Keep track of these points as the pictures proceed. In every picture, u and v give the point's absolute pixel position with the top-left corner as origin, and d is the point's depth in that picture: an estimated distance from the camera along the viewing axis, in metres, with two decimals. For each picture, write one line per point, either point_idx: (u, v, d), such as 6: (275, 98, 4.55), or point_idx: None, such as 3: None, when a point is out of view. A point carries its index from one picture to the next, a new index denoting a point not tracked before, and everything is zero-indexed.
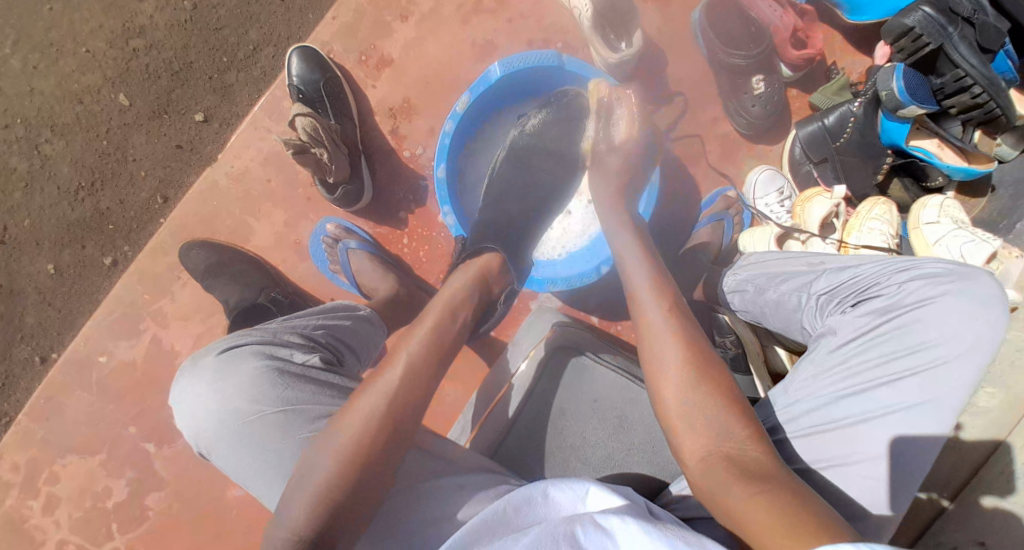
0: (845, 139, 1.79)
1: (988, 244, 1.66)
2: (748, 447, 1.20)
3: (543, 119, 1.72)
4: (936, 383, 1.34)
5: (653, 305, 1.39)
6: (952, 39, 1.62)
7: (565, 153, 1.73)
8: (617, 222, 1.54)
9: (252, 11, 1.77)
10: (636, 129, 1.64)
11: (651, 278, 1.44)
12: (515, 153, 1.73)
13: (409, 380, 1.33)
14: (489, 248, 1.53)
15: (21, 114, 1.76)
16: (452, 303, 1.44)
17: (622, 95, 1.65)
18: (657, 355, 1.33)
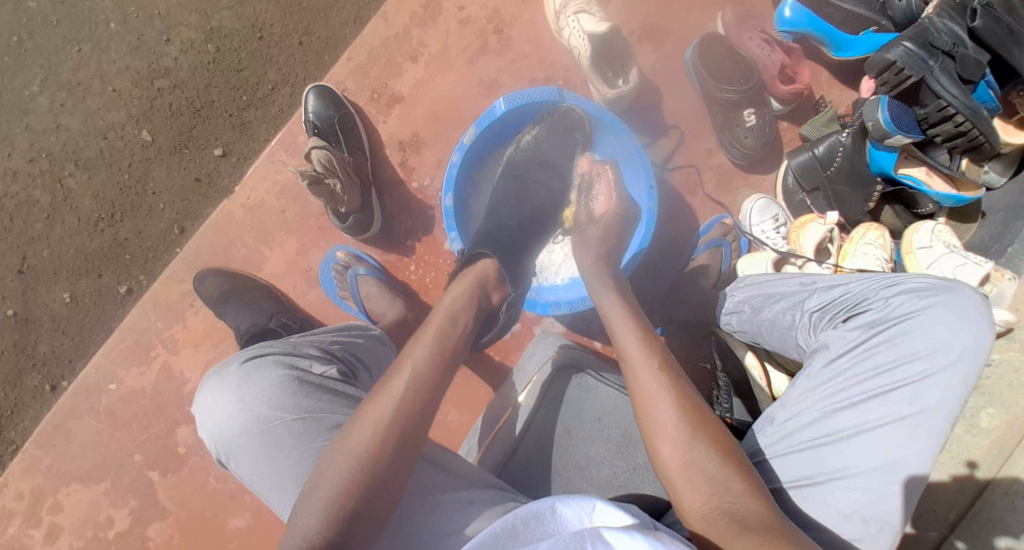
0: (836, 167, 1.87)
1: (980, 265, 1.72)
2: (748, 500, 1.19)
3: (540, 141, 1.80)
4: (928, 393, 1.36)
5: (638, 350, 1.38)
6: (933, 72, 1.68)
7: (558, 165, 1.81)
8: (601, 282, 1.55)
9: (272, 54, 1.87)
10: (612, 204, 1.69)
11: (634, 321, 1.43)
12: (513, 167, 1.80)
13: (415, 390, 1.34)
14: (487, 254, 1.58)
15: (47, 149, 1.85)
16: (457, 312, 1.48)
17: (601, 171, 1.73)
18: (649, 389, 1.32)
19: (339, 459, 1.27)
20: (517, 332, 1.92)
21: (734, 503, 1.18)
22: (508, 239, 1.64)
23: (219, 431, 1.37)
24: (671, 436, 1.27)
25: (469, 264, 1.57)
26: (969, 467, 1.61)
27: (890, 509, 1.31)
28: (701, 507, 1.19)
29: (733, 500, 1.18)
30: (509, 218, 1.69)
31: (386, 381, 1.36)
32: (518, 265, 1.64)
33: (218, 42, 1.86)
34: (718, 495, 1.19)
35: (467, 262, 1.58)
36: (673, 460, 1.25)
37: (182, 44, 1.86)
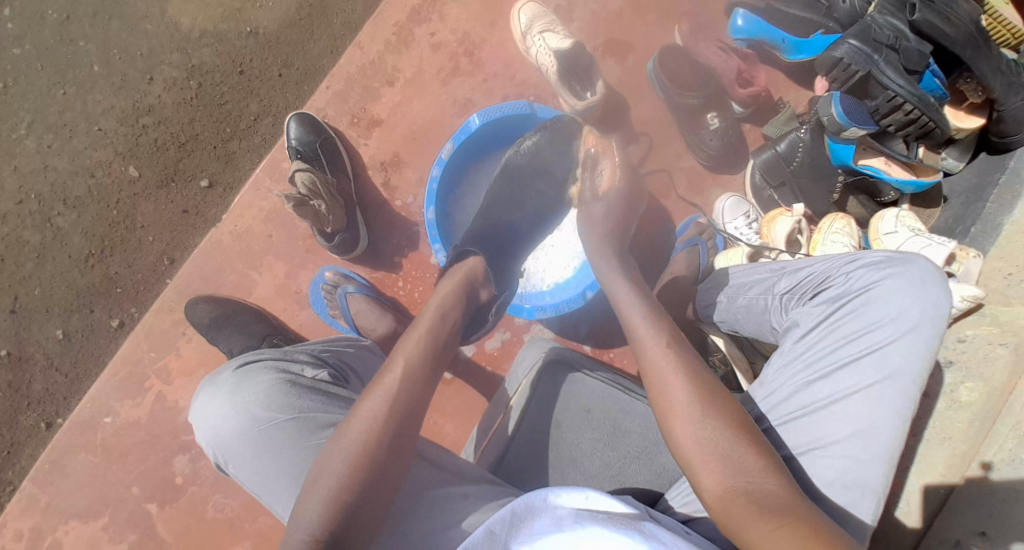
0: (798, 162, 1.97)
1: (941, 245, 1.78)
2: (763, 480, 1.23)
3: (537, 140, 1.84)
4: (892, 359, 1.44)
5: (653, 344, 1.40)
6: (879, 65, 1.77)
7: (553, 170, 1.83)
8: (609, 267, 1.59)
9: (253, 86, 1.94)
10: (616, 182, 1.70)
11: (647, 317, 1.46)
12: (509, 172, 1.82)
13: (407, 387, 1.37)
14: (472, 252, 1.60)
15: (35, 189, 1.88)
16: (443, 307, 1.51)
17: (605, 150, 1.74)
18: (664, 390, 1.34)
19: (333, 459, 1.30)
20: (506, 340, 1.95)
21: (752, 483, 1.22)
22: (499, 240, 1.67)
23: (218, 436, 1.39)
24: (686, 414, 1.30)
25: (457, 260, 1.61)
26: (985, 468, 1.60)
27: (869, 473, 1.39)
28: (717, 488, 1.23)
29: (749, 480, 1.22)
30: (502, 218, 1.72)
31: (381, 375, 1.39)
32: (506, 265, 1.65)
33: (200, 78, 1.93)
34: (736, 475, 1.23)
35: (455, 261, 1.61)
36: (687, 436, 1.28)
37: (165, 82, 1.92)
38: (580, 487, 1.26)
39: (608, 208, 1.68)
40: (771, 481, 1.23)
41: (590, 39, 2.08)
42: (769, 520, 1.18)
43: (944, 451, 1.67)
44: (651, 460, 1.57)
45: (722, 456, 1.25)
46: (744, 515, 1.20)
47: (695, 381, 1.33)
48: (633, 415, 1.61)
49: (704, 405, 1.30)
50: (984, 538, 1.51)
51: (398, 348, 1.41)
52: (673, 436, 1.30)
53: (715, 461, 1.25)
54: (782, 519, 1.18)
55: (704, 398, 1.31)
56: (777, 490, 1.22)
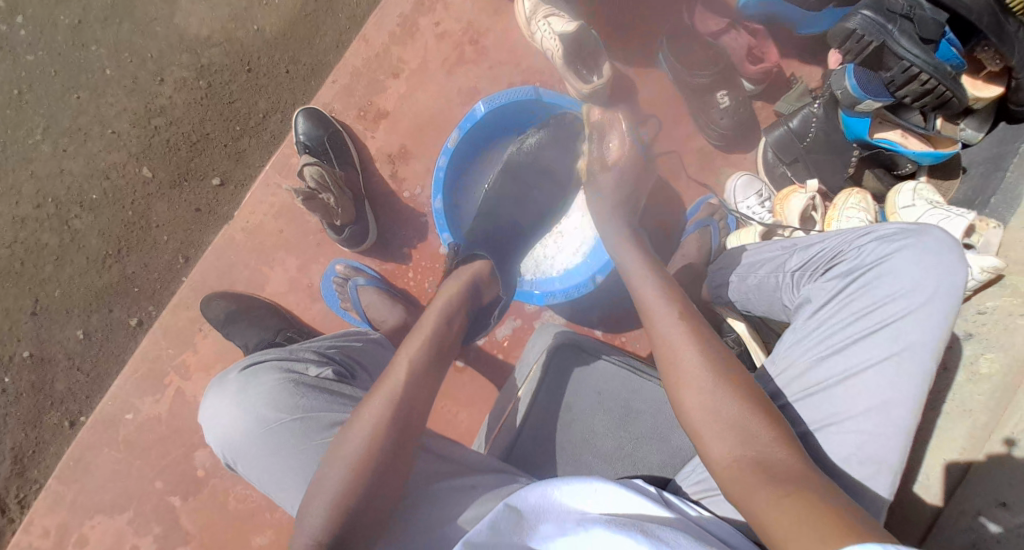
0: (812, 137, 1.93)
1: (961, 217, 1.73)
2: (776, 449, 1.20)
3: (541, 137, 1.83)
4: (908, 332, 1.40)
5: (662, 314, 1.39)
6: (893, 35, 1.71)
7: (553, 168, 1.86)
8: (619, 236, 1.59)
9: (261, 84, 1.96)
10: (626, 153, 1.71)
11: (656, 287, 1.45)
12: (511, 170, 1.85)
13: (413, 384, 1.38)
14: (478, 257, 1.64)
15: (52, 194, 1.93)
16: (450, 302, 1.53)
17: (611, 121, 1.74)
18: (674, 355, 1.33)
19: (337, 458, 1.31)
20: (517, 328, 1.95)
21: (762, 453, 1.19)
22: (500, 242, 1.75)
23: (224, 437, 1.40)
24: (694, 383, 1.28)
25: (465, 265, 1.63)
26: (1007, 445, 1.53)
27: (886, 449, 1.36)
28: (723, 457, 1.21)
29: (760, 449, 1.20)
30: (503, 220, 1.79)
31: (386, 374, 1.40)
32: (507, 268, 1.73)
33: (209, 78, 1.95)
34: (744, 445, 1.21)
35: (461, 264, 1.64)
36: (695, 405, 1.27)
37: (175, 83, 1.95)
38: (584, 481, 1.26)
39: (621, 175, 1.68)
40: (778, 449, 1.20)
41: (595, 21, 2.06)
42: (782, 490, 1.13)
43: (965, 426, 1.62)
44: (664, 443, 1.54)
45: (733, 423, 1.23)
46: (750, 485, 1.16)
47: (703, 350, 1.32)
48: (645, 398, 1.58)
49: (716, 377, 1.28)
50: (1004, 508, 1.48)
51: (402, 351, 1.41)
52: (683, 407, 1.28)
53: (725, 431, 1.23)
54: (791, 486, 1.13)
55: (713, 366, 1.29)
56: (787, 459, 1.18)
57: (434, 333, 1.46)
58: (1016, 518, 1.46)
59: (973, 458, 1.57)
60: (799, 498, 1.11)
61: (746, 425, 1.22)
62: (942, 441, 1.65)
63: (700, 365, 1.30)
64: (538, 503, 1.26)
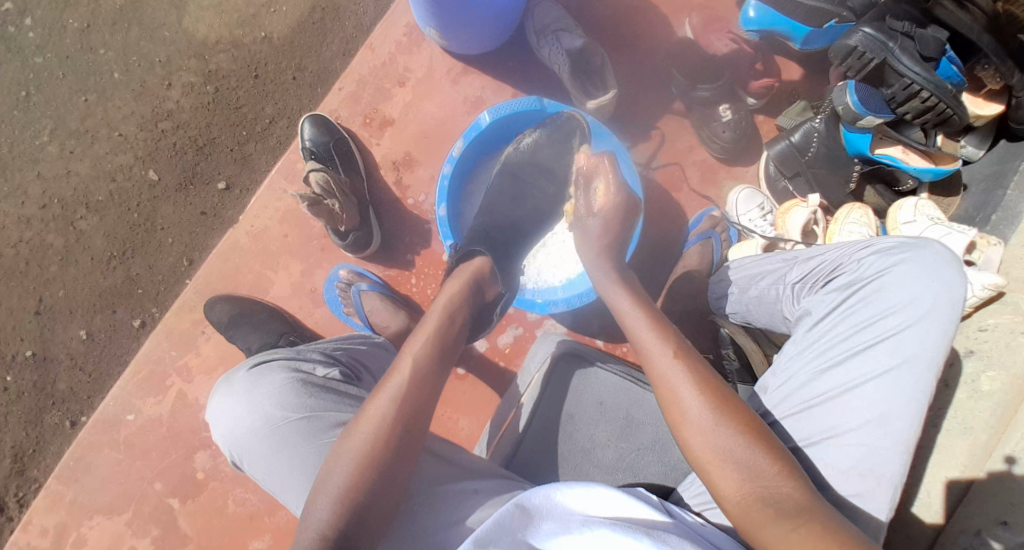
0: (813, 152, 1.94)
1: (962, 234, 1.75)
2: (781, 483, 1.21)
3: (536, 138, 1.83)
4: (908, 345, 1.41)
5: (659, 356, 1.34)
6: (895, 53, 1.72)
7: (549, 165, 1.84)
8: (605, 277, 1.51)
9: (268, 90, 1.98)
10: (615, 197, 1.58)
11: (648, 324, 1.39)
12: (509, 169, 1.83)
13: (416, 385, 1.38)
14: (477, 252, 1.61)
15: (59, 195, 1.94)
16: (448, 310, 1.50)
17: (600, 165, 1.61)
18: (675, 398, 1.30)
19: (343, 455, 1.31)
20: (519, 336, 1.95)
21: (767, 488, 1.20)
22: (505, 240, 1.67)
23: (232, 436, 1.41)
24: (698, 428, 1.26)
25: (463, 263, 1.60)
26: (1008, 463, 1.55)
27: (886, 461, 1.37)
28: (734, 494, 1.21)
29: (766, 485, 1.21)
30: (503, 218, 1.73)
31: (391, 370, 1.40)
32: (512, 263, 1.66)
33: (217, 83, 1.97)
34: (751, 479, 1.22)
35: (461, 261, 1.61)
36: (700, 447, 1.25)
37: (182, 87, 1.97)
38: (588, 485, 1.28)
39: (608, 224, 1.57)
40: (784, 484, 1.21)
41: (599, 34, 2.08)
42: (788, 524, 1.17)
43: (964, 441, 1.63)
44: (666, 453, 1.55)
45: (739, 459, 1.23)
46: (760, 520, 1.18)
47: (705, 389, 1.29)
48: (647, 408, 1.59)
49: (720, 416, 1.26)
50: (1004, 527, 1.49)
51: (405, 347, 1.40)
52: (689, 449, 1.26)
53: (731, 466, 1.23)
54: (803, 520, 1.16)
55: (717, 407, 1.27)
56: (794, 493, 1.20)
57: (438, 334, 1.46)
58: (1016, 537, 1.46)
59: (976, 476, 1.59)
60: (806, 530, 1.15)
61: (751, 457, 1.23)
62: (941, 457, 1.65)
63: (714, 407, 1.27)
64: (541, 505, 1.27)
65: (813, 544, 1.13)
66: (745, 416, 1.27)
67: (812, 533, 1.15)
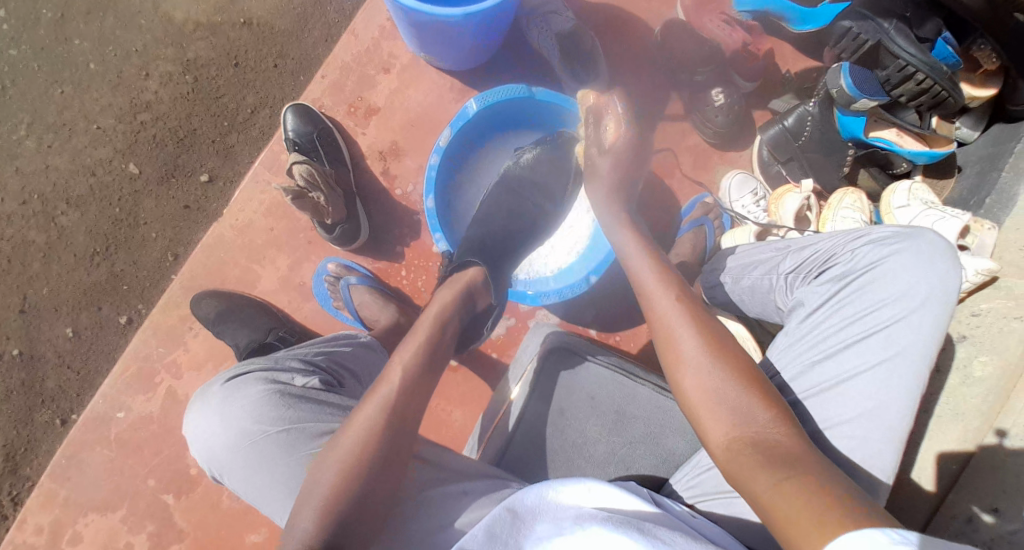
0: (807, 136, 1.91)
1: (956, 219, 1.73)
2: (772, 430, 1.18)
3: (537, 153, 1.84)
4: (901, 337, 1.40)
5: (662, 296, 1.37)
6: (890, 34, 1.69)
7: (551, 185, 1.86)
8: (613, 218, 1.55)
9: (249, 78, 1.92)
10: (623, 133, 1.65)
11: (648, 259, 1.45)
12: (506, 183, 1.84)
13: (405, 395, 1.39)
14: (473, 263, 1.62)
15: (38, 190, 1.90)
16: (442, 309, 1.53)
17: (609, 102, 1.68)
18: (674, 335, 1.31)
19: (328, 463, 1.32)
20: (511, 327, 1.95)
21: (758, 433, 1.17)
22: (499, 250, 1.71)
23: (211, 451, 1.43)
24: (694, 366, 1.26)
25: (457, 273, 1.61)
26: (998, 436, 1.56)
27: (878, 453, 1.37)
28: (724, 439, 1.19)
29: (758, 429, 1.18)
30: (497, 229, 1.75)
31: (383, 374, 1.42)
32: (502, 273, 1.69)
33: (196, 73, 1.91)
34: (743, 424, 1.19)
35: (455, 271, 1.62)
36: (695, 387, 1.25)
37: (160, 77, 1.91)
38: (579, 480, 1.29)
39: (618, 161, 1.63)
40: (774, 428, 1.18)
41: (589, 15, 2.03)
42: (779, 474, 1.11)
43: (955, 429, 1.64)
44: (657, 445, 1.55)
45: (730, 403, 1.21)
46: (751, 465, 1.14)
47: (703, 325, 1.31)
48: (640, 402, 1.59)
49: (716, 358, 1.26)
50: (996, 515, 1.48)
51: (396, 354, 1.43)
52: (684, 390, 1.26)
53: (723, 410, 1.21)
54: (794, 470, 1.11)
55: (715, 351, 1.27)
56: (785, 441, 1.16)
57: (428, 336, 1.48)
58: (1009, 526, 1.46)
59: (966, 449, 1.60)
60: (797, 478, 1.09)
61: (742, 402, 1.21)
62: (931, 445, 1.67)
63: (715, 344, 1.28)
64: (535, 505, 1.30)
65: (801, 491, 1.07)
66: (739, 363, 1.25)
67: (804, 478, 1.09)
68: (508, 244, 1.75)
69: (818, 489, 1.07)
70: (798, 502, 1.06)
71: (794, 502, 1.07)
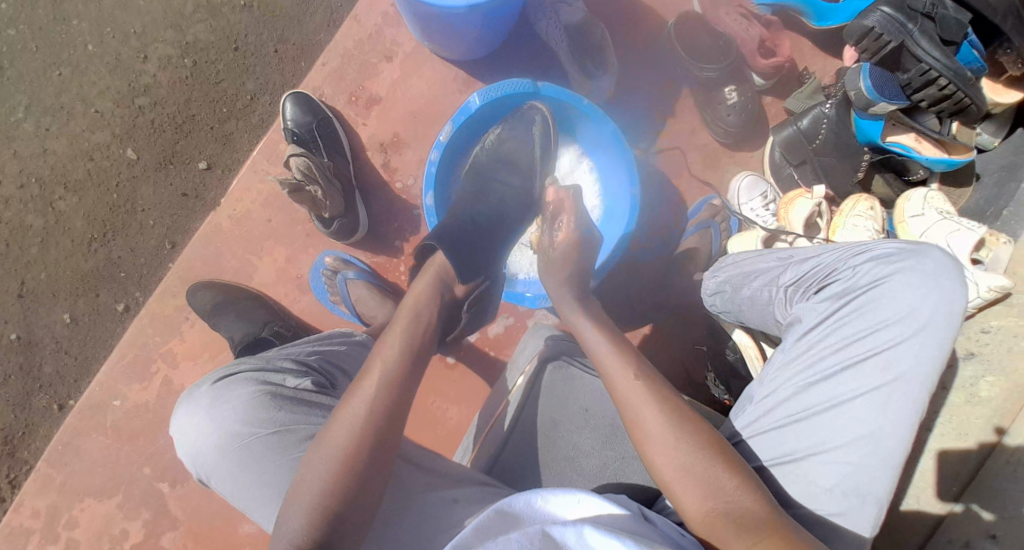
0: (821, 140, 1.84)
1: (969, 232, 1.66)
2: (742, 497, 1.20)
3: (501, 135, 1.75)
4: (902, 360, 1.33)
5: (616, 370, 1.36)
6: (913, 35, 1.63)
7: (519, 161, 1.73)
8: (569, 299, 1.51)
9: (248, 63, 1.89)
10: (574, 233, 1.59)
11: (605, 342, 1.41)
12: (477, 171, 1.73)
13: (387, 393, 1.35)
14: (431, 246, 1.53)
15: (36, 173, 1.88)
16: (418, 303, 1.47)
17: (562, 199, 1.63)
18: (638, 414, 1.30)
19: (324, 449, 1.30)
20: (509, 325, 1.93)
21: (729, 502, 1.20)
22: (474, 237, 1.56)
23: (199, 453, 1.42)
24: (661, 443, 1.26)
25: (427, 253, 1.55)
26: (998, 434, 1.55)
27: (871, 480, 1.30)
28: (698, 512, 1.21)
29: (727, 499, 1.20)
30: (482, 204, 1.64)
31: (363, 376, 1.38)
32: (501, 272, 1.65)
33: (195, 56, 1.88)
34: (713, 495, 1.21)
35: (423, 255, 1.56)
36: (665, 463, 1.25)
37: (159, 60, 1.88)
38: (572, 491, 1.22)
39: (568, 255, 1.57)
40: (745, 498, 1.20)
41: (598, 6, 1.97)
42: (751, 538, 1.17)
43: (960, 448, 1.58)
44: None
45: (699, 477, 1.22)
46: (724, 534, 1.19)
47: (663, 402, 1.30)
48: None
49: (680, 434, 1.26)
50: (992, 541, 1.45)
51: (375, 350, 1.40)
52: (655, 465, 1.26)
53: (692, 483, 1.22)
54: (760, 532, 1.16)
55: (677, 429, 1.27)
56: (753, 506, 1.19)
57: (407, 336, 1.43)
58: None
59: (966, 448, 1.58)
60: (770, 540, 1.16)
61: (710, 474, 1.22)
62: (933, 445, 1.64)
63: (677, 420, 1.28)
64: (525, 509, 1.22)
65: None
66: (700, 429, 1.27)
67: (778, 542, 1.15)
68: (498, 226, 1.62)
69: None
70: None
71: None
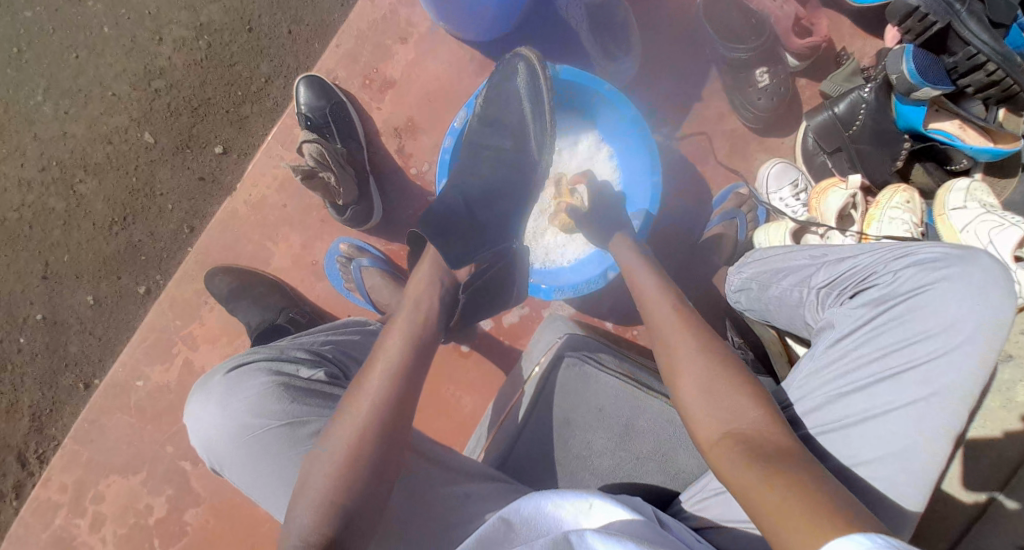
0: (858, 127, 1.70)
1: (1015, 228, 1.54)
2: (764, 430, 1.14)
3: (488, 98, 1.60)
4: (942, 374, 1.24)
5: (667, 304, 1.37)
6: (961, 17, 1.51)
7: (510, 123, 1.59)
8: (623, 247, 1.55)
9: (263, 45, 1.86)
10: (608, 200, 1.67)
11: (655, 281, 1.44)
12: (473, 141, 1.60)
13: (392, 392, 1.33)
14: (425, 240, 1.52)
15: (56, 157, 1.90)
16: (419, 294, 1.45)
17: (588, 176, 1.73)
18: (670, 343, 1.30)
19: (334, 442, 1.29)
20: (525, 315, 1.90)
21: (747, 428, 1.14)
22: (490, 196, 1.54)
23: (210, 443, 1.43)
24: (687, 363, 1.25)
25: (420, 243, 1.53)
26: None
27: (902, 499, 1.22)
28: (716, 434, 1.16)
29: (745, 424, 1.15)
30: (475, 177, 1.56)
31: (370, 364, 1.38)
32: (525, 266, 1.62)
33: (209, 38, 1.87)
34: (731, 419, 1.16)
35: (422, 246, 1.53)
36: (689, 383, 1.24)
37: (174, 42, 1.87)
38: (580, 494, 1.20)
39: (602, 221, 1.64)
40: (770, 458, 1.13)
41: None
42: (768, 467, 1.07)
43: None
44: (666, 462, 1.50)
45: (720, 393, 1.19)
46: (741, 459, 1.10)
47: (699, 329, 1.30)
48: (649, 416, 1.53)
49: (709, 355, 1.25)
50: None
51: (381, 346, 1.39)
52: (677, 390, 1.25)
53: (715, 405, 1.19)
54: (775, 466, 1.06)
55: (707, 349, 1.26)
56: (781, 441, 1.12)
57: (412, 328, 1.42)
58: None
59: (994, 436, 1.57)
60: (788, 475, 1.05)
61: (733, 397, 1.18)
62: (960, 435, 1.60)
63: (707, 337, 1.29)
64: (531, 514, 1.19)
65: (787, 494, 1.02)
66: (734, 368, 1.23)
67: (788, 480, 1.04)
68: (506, 192, 1.56)
69: (807, 488, 1.02)
70: (783, 499, 1.02)
71: (784, 498, 1.02)
